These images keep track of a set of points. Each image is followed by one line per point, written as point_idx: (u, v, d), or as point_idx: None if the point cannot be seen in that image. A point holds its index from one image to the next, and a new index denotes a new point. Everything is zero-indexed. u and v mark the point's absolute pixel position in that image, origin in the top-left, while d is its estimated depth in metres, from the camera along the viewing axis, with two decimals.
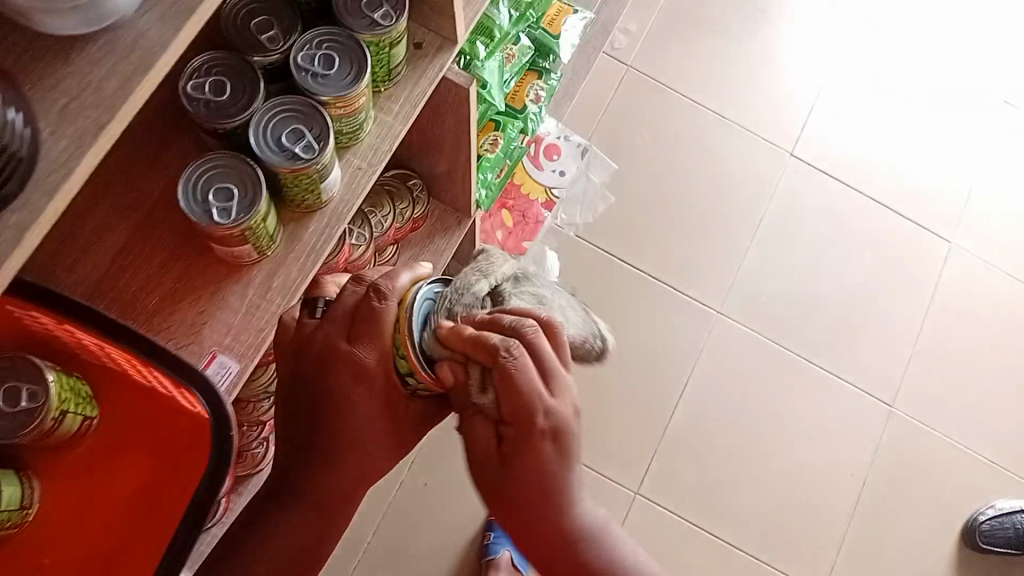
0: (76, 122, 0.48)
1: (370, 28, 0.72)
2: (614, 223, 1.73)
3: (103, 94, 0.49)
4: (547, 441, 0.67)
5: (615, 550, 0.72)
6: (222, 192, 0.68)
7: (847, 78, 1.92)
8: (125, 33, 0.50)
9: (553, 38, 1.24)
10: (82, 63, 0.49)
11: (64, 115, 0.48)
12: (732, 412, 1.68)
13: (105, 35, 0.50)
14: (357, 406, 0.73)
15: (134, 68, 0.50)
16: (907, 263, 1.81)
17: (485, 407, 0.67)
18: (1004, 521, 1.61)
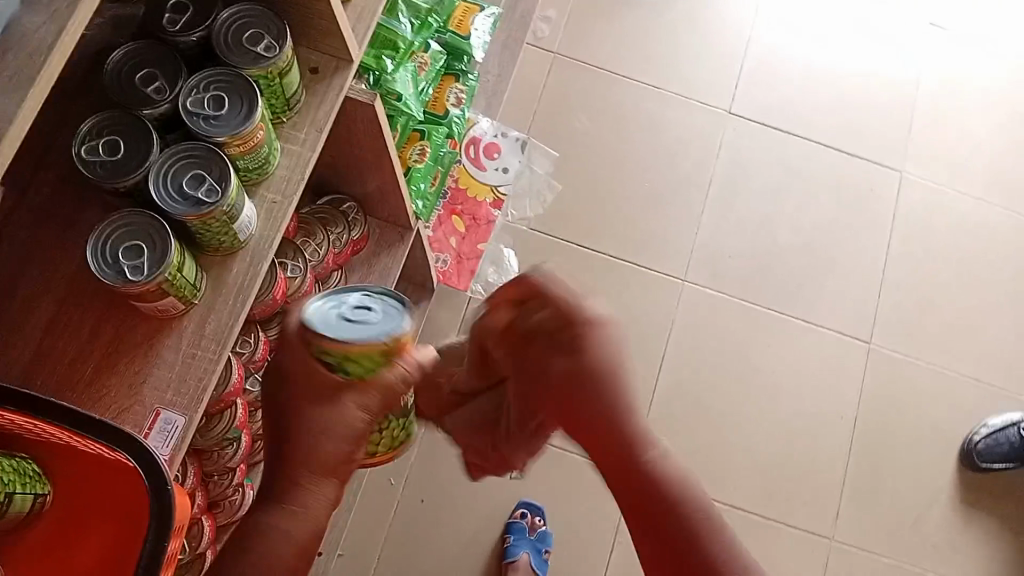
0: None
1: (255, 61, 0.72)
2: (566, 211, 1.73)
3: None
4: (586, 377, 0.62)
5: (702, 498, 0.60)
6: (131, 250, 0.67)
7: (773, 27, 1.92)
8: None
9: (463, 39, 1.22)
10: None
11: None
12: (715, 375, 1.68)
13: None
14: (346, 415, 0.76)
15: None
16: (862, 199, 1.82)
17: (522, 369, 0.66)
18: (999, 437, 1.62)
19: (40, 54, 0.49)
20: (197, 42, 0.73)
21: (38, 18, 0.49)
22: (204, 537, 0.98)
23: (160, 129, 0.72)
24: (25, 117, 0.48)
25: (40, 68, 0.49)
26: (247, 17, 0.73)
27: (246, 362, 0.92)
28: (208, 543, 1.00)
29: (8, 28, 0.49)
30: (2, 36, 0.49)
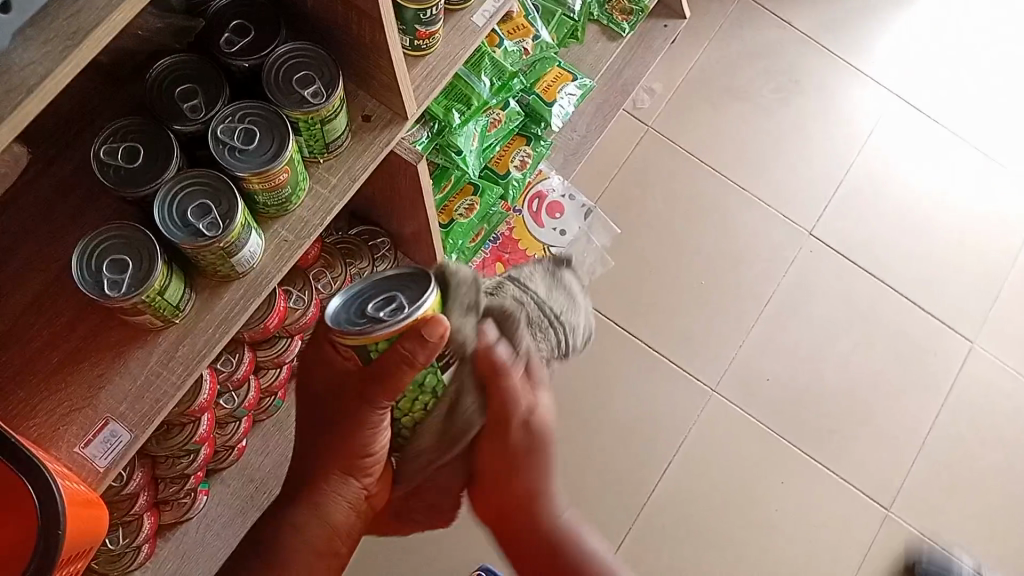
0: None
1: (298, 104, 0.71)
2: (614, 288, 1.68)
3: None
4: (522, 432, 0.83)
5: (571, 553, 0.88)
6: (117, 263, 0.66)
7: (882, 160, 1.84)
8: None
9: (546, 105, 1.19)
10: None
11: None
12: (716, 496, 1.60)
13: None
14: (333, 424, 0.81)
15: None
16: (922, 359, 1.72)
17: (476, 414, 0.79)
18: None
19: (20, 93, 0.53)
20: (247, 69, 0.72)
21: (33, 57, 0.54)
22: (142, 534, 0.96)
23: (190, 144, 0.71)
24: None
25: (15, 103, 0.53)
26: (304, 57, 0.72)
27: (225, 379, 0.90)
28: (145, 539, 0.98)
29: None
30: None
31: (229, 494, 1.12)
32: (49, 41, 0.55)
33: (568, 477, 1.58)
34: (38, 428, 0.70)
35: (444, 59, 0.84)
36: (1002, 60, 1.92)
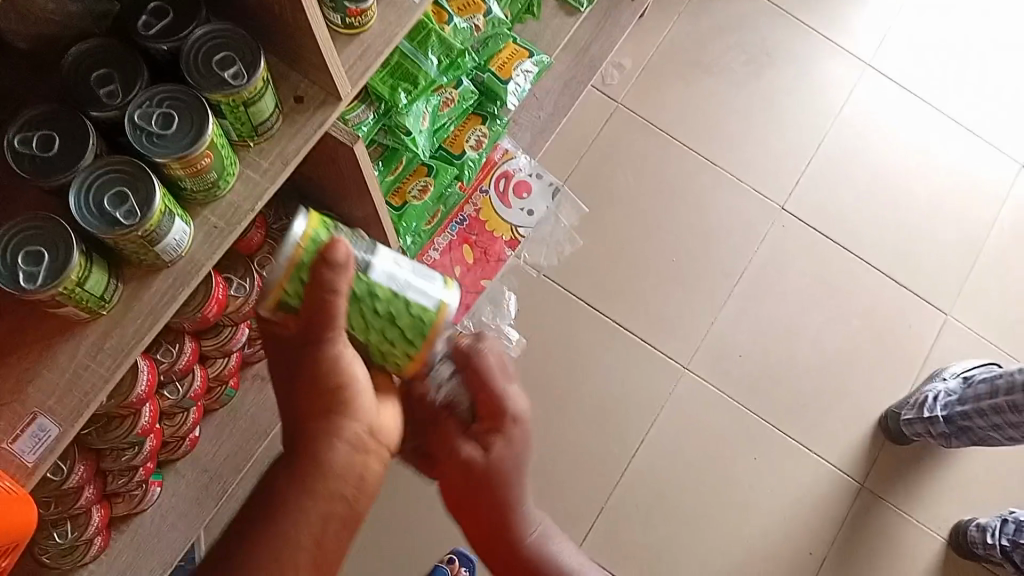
0: None
1: (219, 87, 0.69)
2: (585, 267, 1.66)
3: None
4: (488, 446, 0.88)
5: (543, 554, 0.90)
6: (32, 255, 0.65)
7: (856, 134, 1.81)
8: None
9: (501, 83, 1.16)
10: None
11: None
12: (689, 473, 1.60)
13: None
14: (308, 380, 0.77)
15: None
16: (896, 332, 1.71)
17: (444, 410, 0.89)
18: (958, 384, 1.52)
19: None
20: (167, 51, 0.70)
21: None
22: (90, 527, 0.97)
23: (108, 131, 0.69)
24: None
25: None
26: (225, 40, 0.70)
27: (166, 369, 0.91)
28: (96, 531, 0.98)
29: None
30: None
31: (185, 484, 1.11)
32: None
33: (540, 458, 1.57)
34: None
35: (379, 37, 0.82)
36: (978, 29, 1.90)
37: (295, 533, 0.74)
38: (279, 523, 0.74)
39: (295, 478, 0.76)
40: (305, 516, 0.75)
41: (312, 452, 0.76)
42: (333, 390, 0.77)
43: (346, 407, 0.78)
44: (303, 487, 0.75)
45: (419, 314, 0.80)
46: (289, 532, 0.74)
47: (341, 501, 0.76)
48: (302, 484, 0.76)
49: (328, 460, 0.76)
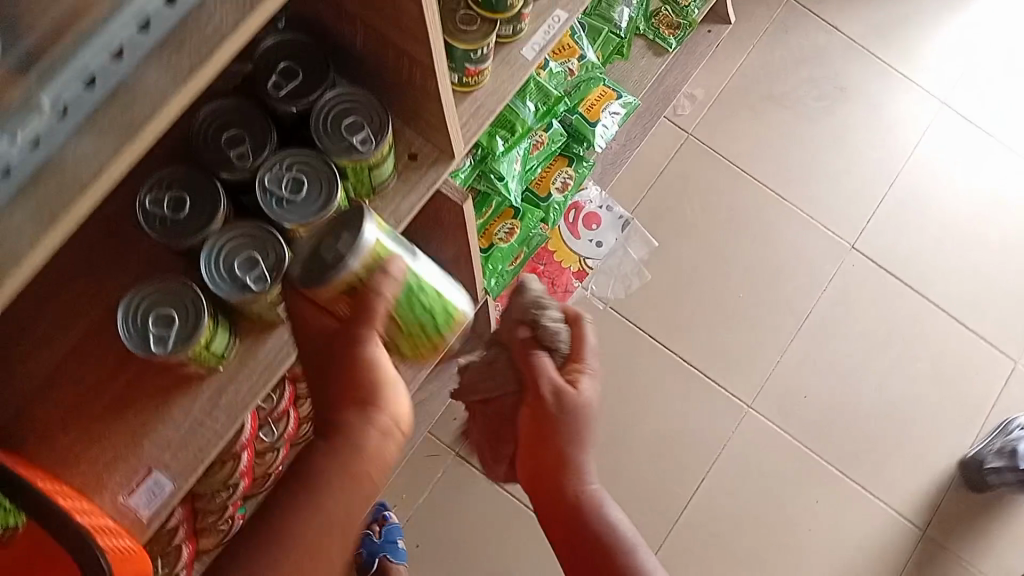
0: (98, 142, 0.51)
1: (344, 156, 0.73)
2: (651, 300, 1.65)
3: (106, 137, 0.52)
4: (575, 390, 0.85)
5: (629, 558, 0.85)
6: (163, 318, 0.71)
7: (929, 174, 1.79)
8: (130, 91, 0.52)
9: (590, 125, 1.16)
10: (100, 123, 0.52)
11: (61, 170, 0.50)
12: (748, 511, 1.58)
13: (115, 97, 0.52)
14: (344, 376, 0.67)
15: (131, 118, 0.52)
16: (967, 377, 1.68)
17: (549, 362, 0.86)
18: None
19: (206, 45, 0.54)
20: (295, 113, 0.74)
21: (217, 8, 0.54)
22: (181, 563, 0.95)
23: (232, 188, 0.75)
24: (44, 247, 0.50)
25: (66, 199, 0.50)
26: (355, 109, 0.74)
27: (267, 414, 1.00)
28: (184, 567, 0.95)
29: (47, 162, 0.51)
30: (43, 160, 0.51)
31: None
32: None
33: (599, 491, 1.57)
34: (82, 476, 0.72)
35: (491, 94, 0.82)
36: None
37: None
38: (252, 562, 0.65)
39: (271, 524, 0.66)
40: (282, 567, 0.65)
41: (294, 493, 0.67)
42: (366, 387, 0.67)
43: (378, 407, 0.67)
44: (282, 529, 0.66)
45: (448, 310, 0.76)
46: (299, 538, 0.66)
47: (320, 557, 0.66)
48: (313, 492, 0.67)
49: (311, 510, 0.66)
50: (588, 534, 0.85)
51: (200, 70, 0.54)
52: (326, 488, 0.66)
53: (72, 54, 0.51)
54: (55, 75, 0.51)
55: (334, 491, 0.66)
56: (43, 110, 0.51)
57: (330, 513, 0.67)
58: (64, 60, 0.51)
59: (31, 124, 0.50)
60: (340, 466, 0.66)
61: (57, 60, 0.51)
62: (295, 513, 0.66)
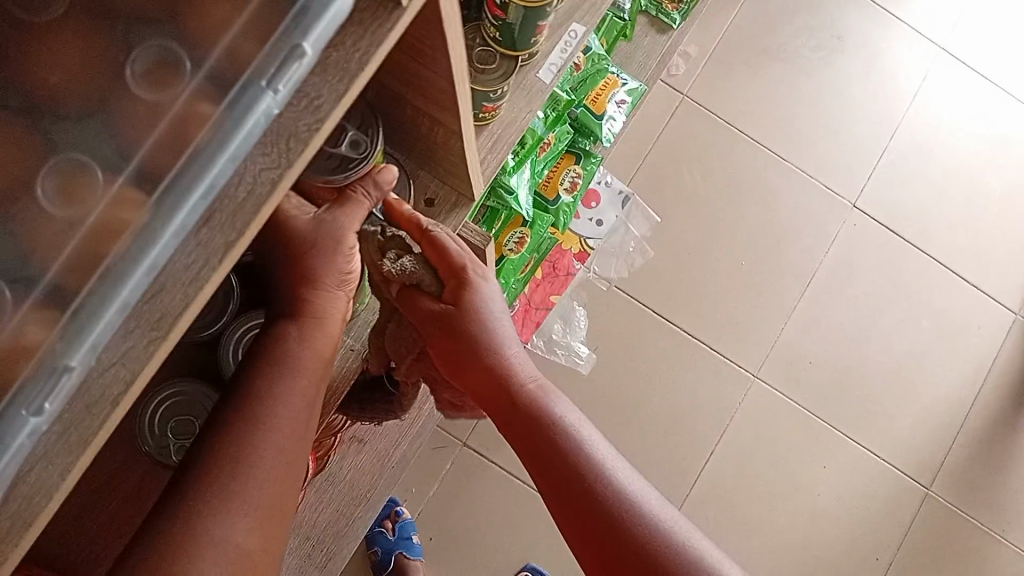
0: (122, 364, 0.40)
1: (337, 170, 0.63)
2: (654, 274, 1.61)
3: (127, 356, 0.40)
4: (470, 303, 0.72)
5: (594, 457, 0.74)
6: (181, 424, 0.68)
7: (929, 123, 1.74)
8: (167, 282, 0.41)
9: (594, 118, 1.11)
10: (114, 355, 0.40)
11: (69, 420, 0.39)
12: (760, 483, 1.59)
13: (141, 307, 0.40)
14: (306, 286, 0.65)
15: (158, 329, 0.40)
16: (966, 332, 1.69)
17: (422, 288, 0.72)
18: None
19: (252, 203, 0.42)
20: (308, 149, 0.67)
21: (256, 159, 0.43)
22: None
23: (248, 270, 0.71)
24: (70, 485, 0.39)
25: (91, 431, 0.39)
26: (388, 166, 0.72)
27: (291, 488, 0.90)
28: None
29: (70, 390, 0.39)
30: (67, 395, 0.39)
31: (287, 554, 1.03)
32: (263, 143, 0.43)
33: None
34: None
35: (508, 125, 0.76)
36: None
37: (228, 524, 0.57)
38: (215, 487, 0.57)
39: (242, 434, 0.59)
40: (264, 480, 0.59)
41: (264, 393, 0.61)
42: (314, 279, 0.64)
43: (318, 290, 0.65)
44: (253, 438, 0.59)
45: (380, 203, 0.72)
46: (252, 474, 0.59)
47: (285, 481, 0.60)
48: (249, 425, 0.60)
49: (281, 412, 0.61)
50: (551, 461, 0.73)
51: (241, 243, 0.42)
52: (299, 383, 0.62)
53: (121, 277, 0.38)
54: (96, 312, 0.38)
55: (307, 385, 0.63)
56: (73, 369, 0.38)
57: (290, 417, 0.61)
58: (95, 306, 0.38)
59: (61, 389, 0.38)
60: (312, 351, 0.64)
61: (95, 294, 0.38)
62: (268, 418, 0.60)
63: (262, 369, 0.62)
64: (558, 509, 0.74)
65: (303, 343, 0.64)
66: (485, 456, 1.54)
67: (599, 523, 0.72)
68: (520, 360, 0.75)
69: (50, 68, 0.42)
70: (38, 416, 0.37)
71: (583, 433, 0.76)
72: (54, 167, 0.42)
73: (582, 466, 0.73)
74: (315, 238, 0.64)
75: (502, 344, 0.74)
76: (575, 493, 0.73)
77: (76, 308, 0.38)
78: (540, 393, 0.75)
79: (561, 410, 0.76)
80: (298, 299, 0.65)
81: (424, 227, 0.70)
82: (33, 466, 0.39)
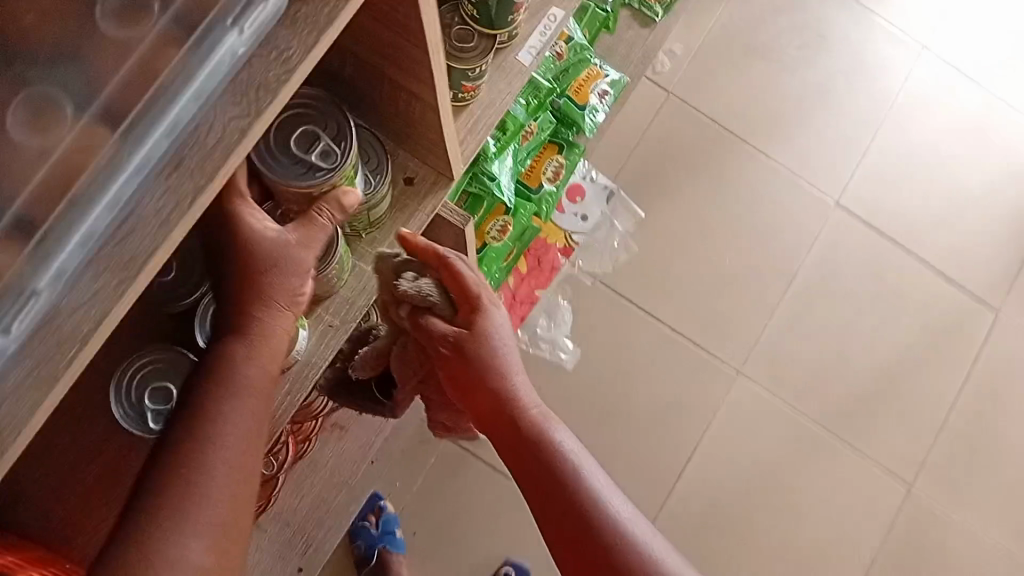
0: (85, 308, 0.44)
1: (304, 176, 0.64)
2: (639, 269, 1.62)
3: (97, 294, 0.44)
4: (482, 330, 0.74)
5: (598, 492, 0.73)
6: (157, 392, 0.71)
7: (911, 124, 1.76)
8: (136, 224, 0.46)
9: (578, 109, 1.14)
10: (85, 294, 0.44)
11: (39, 359, 0.43)
12: (743, 479, 1.59)
13: (109, 245, 0.45)
14: (255, 300, 0.62)
15: (125, 268, 0.45)
16: (951, 330, 1.70)
17: (433, 313, 0.75)
18: None
19: (216, 152, 0.48)
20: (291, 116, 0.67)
21: (226, 113, 0.48)
22: None
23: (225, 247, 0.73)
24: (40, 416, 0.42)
25: (60, 365, 0.43)
26: (366, 140, 0.72)
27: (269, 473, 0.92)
28: None
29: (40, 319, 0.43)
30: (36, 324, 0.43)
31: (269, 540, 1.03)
32: (235, 95, 0.48)
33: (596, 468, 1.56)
34: (78, 552, 0.72)
35: (487, 107, 0.77)
36: None
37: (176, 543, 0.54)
38: (163, 504, 0.54)
39: (187, 450, 0.56)
40: (215, 502, 0.56)
41: (217, 409, 0.58)
42: (268, 291, 0.63)
43: (270, 305, 0.63)
44: (201, 454, 0.56)
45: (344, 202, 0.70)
46: (203, 493, 0.55)
47: (241, 506, 0.57)
48: (197, 445, 0.57)
49: (232, 431, 0.58)
50: (550, 485, 0.73)
51: (206, 189, 0.47)
52: (251, 402, 0.60)
53: (86, 208, 0.43)
54: (61, 242, 0.42)
55: (257, 406, 0.60)
56: (40, 292, 0.42)
57: (243, 435, 0.59)
58: (60, 235, 0.42)
59: (27, 310, 0.42)
60: (262, 369, 0.61)
61: (63, 221, 0.42)
62: (216, 436, 0.57)
63: (210, 390, 0.60)
64: (561, 542, 0.73)
65: (252, 360, 0.61)
66: (469, 450, 1.55)
67: (593, 550, 0.71)
68: (527, 389, 0.77)
69: (23, 8, 0.44)
70: (4, 335, 0.41)
71: (586, 464, 0.75)
72: (24, 118, 0.43)
73: (584, 497, 0.73)
74: (271, 258, 0.63)
75: (510, 371, 0.76)
76: (575, 524, 0.72)
77: (40, 235, 0.41)
78: (545, 423, 0.76)
79: (562, 439, 0.76)
80: (246, 315, 0.62)
81: (441, 256, 0.72)
82: (3, 398, 0.42)
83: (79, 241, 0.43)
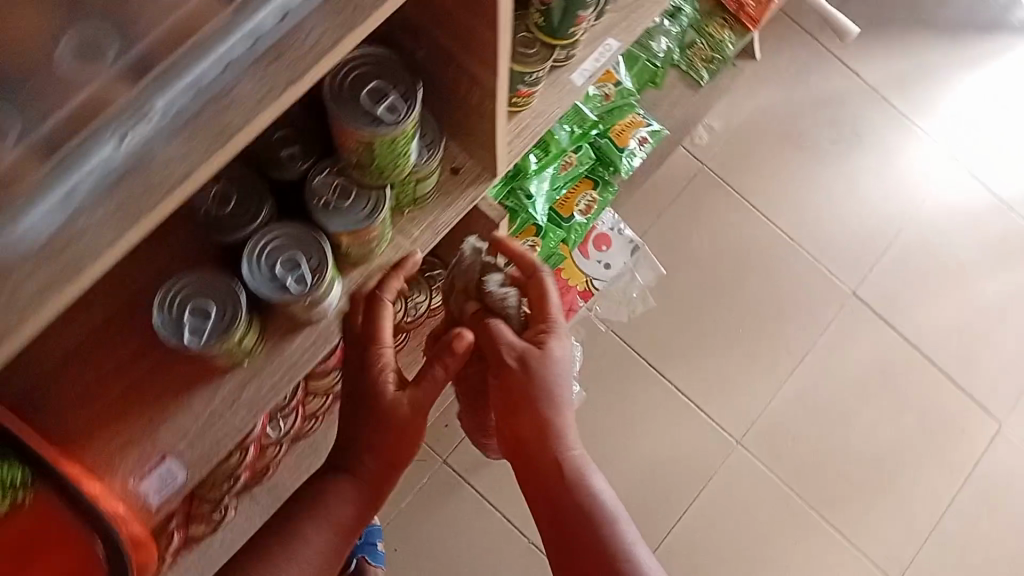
0: (177, 160, 0.50)
1: (370, 123, 0.67)
2: (653, 325, 1.66)
3: (194, 153, 0.50)
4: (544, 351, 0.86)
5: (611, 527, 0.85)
6: (199, 312, 0.75)
7: (933, 228, 1.81)
8: (229, 98, 0.51)
9: (617, 150, 1.21)
10: (177, 150, 0.50)
11: (129, 203, 0.49)
12: (728, 547, 1.60)
13: (208, 109, 0.51)
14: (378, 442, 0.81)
15: (218, 135, 0.51)
16: (952, 433, 1.71)
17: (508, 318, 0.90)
18: None
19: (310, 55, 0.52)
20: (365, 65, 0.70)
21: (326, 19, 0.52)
22: (167, 553, 0.99)
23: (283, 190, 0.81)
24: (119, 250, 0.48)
25: (150, 202, 0.49)
26: (426, 118, 0.80)
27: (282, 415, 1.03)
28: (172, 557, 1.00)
29: (140, 155, 0.49)
30: (131, 163, 0.49)
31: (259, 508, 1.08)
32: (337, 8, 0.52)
33: None
34: (95, 456, 0.76)
35: (538, 115, 0.83)
36: None
37: None
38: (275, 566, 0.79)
39: (303, 536, 0.80)
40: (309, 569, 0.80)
41: (331, 515, 0.81)
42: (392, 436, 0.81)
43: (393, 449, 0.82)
44: (310, 542, 0.80)
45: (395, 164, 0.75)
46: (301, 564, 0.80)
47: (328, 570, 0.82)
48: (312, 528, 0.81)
49: (337, 531, 0.81)
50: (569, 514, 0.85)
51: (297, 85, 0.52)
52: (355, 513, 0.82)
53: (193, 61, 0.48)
54: (167, 81, 0.48)
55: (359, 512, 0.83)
56: (152, 115, 0.48)
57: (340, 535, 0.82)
58: (177, 71, 0.48)
59: (137, 130, 0.48)
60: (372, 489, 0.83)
61: (175, 68, 0.48)
62: (322, 534, 0.81)
63: (332, 495, 0.82)
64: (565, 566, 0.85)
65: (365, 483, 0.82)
66: (462, 476, 1.56)
67: None
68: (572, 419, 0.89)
69: None
70: (117, 143, 0.48)
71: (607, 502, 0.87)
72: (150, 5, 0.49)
73: (599, 529, 0.85)
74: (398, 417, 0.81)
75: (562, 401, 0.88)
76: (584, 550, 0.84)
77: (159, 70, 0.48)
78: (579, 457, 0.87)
79: (592, 478, 0.87)
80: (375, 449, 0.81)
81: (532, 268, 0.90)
82: (90, 225, 0.48)
83: (175, 92, 0.49)
